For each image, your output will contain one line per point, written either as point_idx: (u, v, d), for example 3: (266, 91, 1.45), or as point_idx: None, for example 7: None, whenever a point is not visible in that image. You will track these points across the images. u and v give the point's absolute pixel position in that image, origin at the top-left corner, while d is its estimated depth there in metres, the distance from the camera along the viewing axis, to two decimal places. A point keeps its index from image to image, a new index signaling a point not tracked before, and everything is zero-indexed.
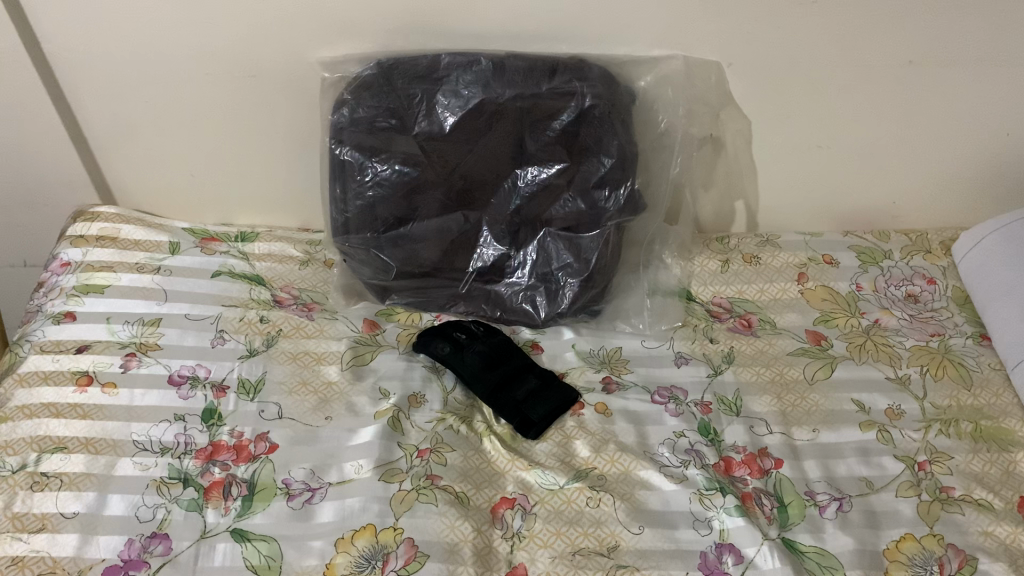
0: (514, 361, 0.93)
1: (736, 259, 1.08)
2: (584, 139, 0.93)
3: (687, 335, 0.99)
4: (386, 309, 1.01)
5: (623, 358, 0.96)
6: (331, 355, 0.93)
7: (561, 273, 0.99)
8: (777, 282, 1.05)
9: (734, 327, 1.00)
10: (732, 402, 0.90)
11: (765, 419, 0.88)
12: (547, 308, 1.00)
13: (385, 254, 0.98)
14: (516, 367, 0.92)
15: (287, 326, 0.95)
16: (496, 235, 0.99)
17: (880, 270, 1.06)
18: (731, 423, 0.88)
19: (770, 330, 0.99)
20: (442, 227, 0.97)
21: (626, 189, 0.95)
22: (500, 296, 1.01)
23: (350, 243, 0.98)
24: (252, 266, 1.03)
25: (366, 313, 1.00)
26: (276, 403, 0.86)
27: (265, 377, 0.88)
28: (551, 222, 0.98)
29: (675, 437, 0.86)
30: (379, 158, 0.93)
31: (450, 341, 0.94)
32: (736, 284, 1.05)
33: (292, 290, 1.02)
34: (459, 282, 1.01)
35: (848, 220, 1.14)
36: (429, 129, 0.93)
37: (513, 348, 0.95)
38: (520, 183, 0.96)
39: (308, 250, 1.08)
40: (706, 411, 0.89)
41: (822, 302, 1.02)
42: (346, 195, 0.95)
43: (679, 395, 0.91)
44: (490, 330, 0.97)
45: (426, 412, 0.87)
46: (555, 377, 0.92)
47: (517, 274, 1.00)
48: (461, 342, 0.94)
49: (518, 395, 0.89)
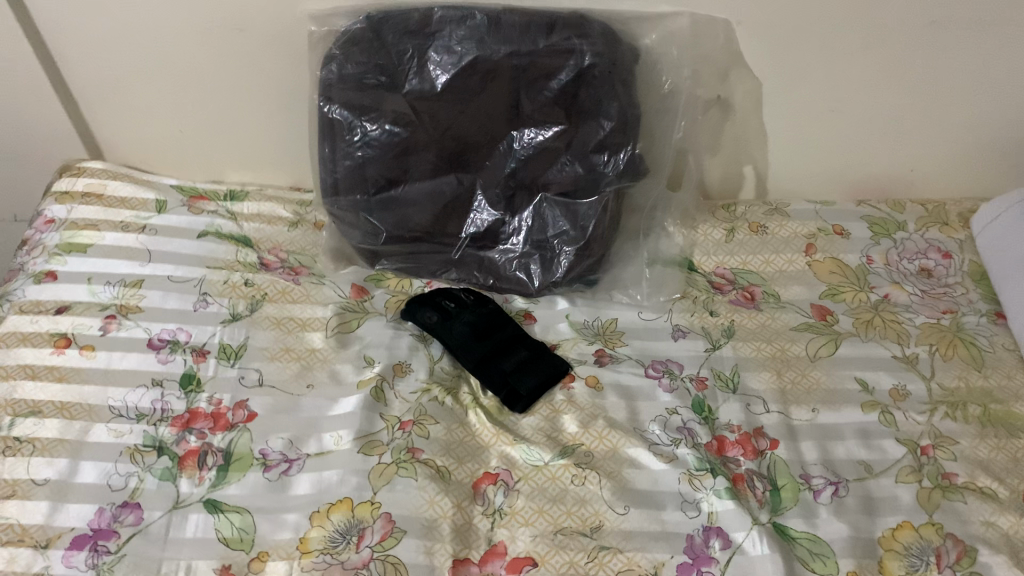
0: (504, 331, 0.89)
1: (743, 227, 1.02)
2: (584, 101, 0.88)
3: (686, 308, 0.94)
4: (375, 273, 0.97)
5: (619, 330, 0.92)
6: (317, 320, 0.89)
7: (556, 240, 0.94)
8: (783, 253, 0.99)
9: (736, 299, 0.95)
10: (729, 377, 0.87)
11: (763, 397, 0.85)
12: (542, 277, 0.95)
13: (374, 217, 0.95)
14: (506, 337, 0.88)
15: (272, 290, 0.92)
16: (491, 199, 0.95)
17: (893, 242, 0.99)
18: (727, 400, 0.85)
19: (774, 303, 0.94)
20: (434, 190, 0.93)
21: (625, 155, 0.90)
22: (494, 263, 0.97)
23: (339, 205, 0.95)
24: (240, 226, 0.99)
25: (355, 278, 0.96)
26: (258, 369, 0.83)
27: (247, 342, 0.86)
28: (548, 187, 0.93)
29: (667, 413, 0.83)
30: (368, 118, 0.90)
31: (439, 310, 0.90)
32: (740, 254, 0.99)
33: (280, 252, 0.97)
34: (452, 247, 0.97)
35: (863, 188, 1.08)
36: (420, 87, 0.88)
37: (504, 315, 0.91)
38: (516, 146, 0.92)
39: (299, 210, 1.03)
40: (701, 387, 0.86)
41: (831, 274, 0.96)
42: (335, 154, 0.92)
43: (674, 369, 0.87)
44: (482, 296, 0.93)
45: (411, 382, 0.84)
46: (548, 347, 0.89)
47: (511, 241, 0.96)
48: (449, 312, 0.90)
49: (507, 366, 0.86)
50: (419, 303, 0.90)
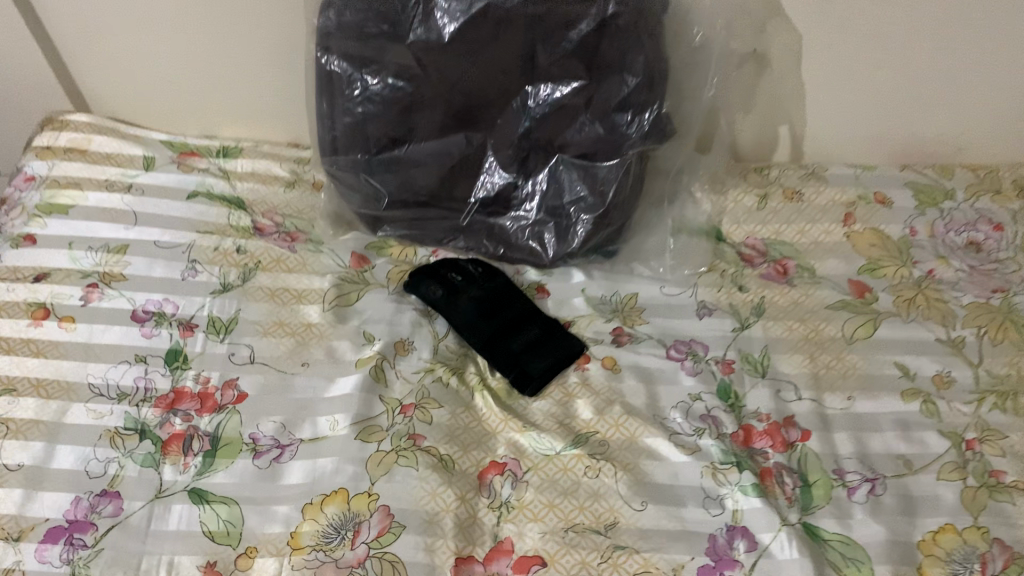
0: (514, 309, 0.83)
1: (776, 193, 0.93)
2: (607, 54, 0.80)
3: (712, 282, 0.87)
4: (378, 241, 0.91)
5: (639, 306, 0.85)
6: (313, 292, 0.83)
7: (572, 207, 0.87)
8: (819, 223, 0.91)
9: (767, 274, 0.88)
10: (758, 361, 0.80)
11: (794, 382, 0.79)
12: (557, 246, 0.88)
13: (376, 179, 0.88)
14: (516, 315, 0.82)
15: (266, 257, 0.85)
16: (503, 161, 0.88)
17: (940, 213, 0.91)
18: (755, 386, 0.78)
19: (808, 278, 0.87)
20: (441, 150, 0.86)
21: (652, 113, 0.82)
22: (505, 231, 0.90)
23: (339, 165, 0.88)
24: (233, 186, 0.92)
25: (356, 245, 0.89)
26: (249, 345, 0.78)
27: (239, 315, 0.80)
28: (566, 148, 0.86)
29: (690, 399, 0.77)
30: (369, 70, 0.82)
31: (445, 285, 0.84)
32: (773, 223, 0.91)
33: (275, 216, 0.91)
34: (461, 213, 0.91)
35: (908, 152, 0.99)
36: (426, 37, 0.80)
37: (515, 288, 0.84)
38: (531, 103, 0.84)
39: (296, 169, 0.96)
40: (727, 371, 0.79)
41: (870, 247, 0.89)
42: (334, 110, 0.85)
43: (698, 351, 0.81)
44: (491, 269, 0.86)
45: (413, 361, 0.78)
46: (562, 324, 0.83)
47: (524, 207, 0.89)
48: (454, 288, 0.84)
49: (516, 347, 0.80)
50: (423, 278, 0.84)
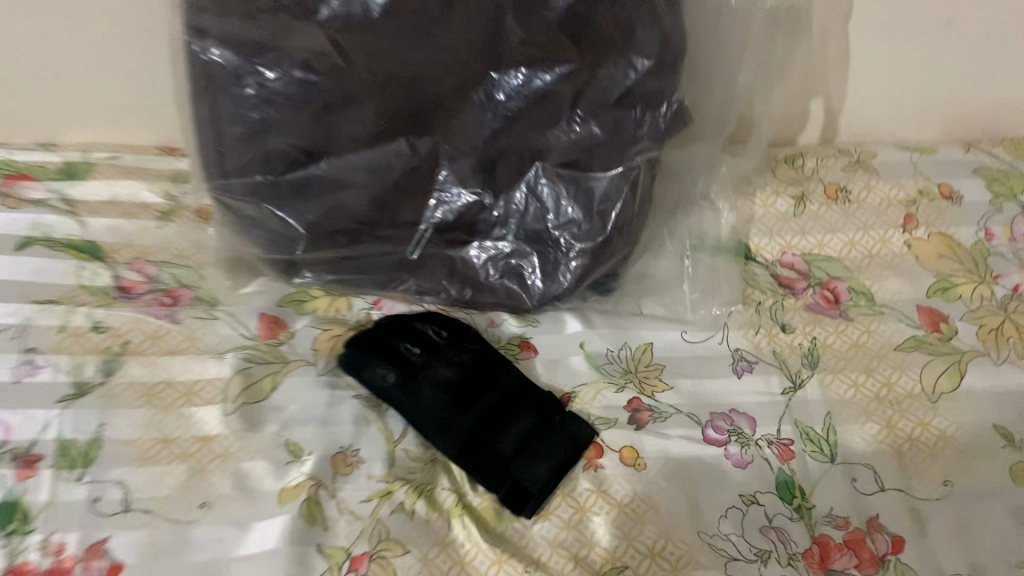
0: (495, 391, 0.61)
1: (816, 192, 0.72)
2: (605, 28, 0.56)
3: (747, 321, 0.66)
4: (295, 293, 0.67)
5: (657, 365, 0.64)
6: (208, 383, 0.59)
7: (560, 233, 0.64)
8: (872, 230, 0.70)
9: (814, 304, 0.68)
10: (822, 437, 0.60)
11: (872, 465, 0.59)
12: (542, 287, 0.66)
13: (286, 209, 0.63)
14: (499, 400, 0.60)
15: (138, 335, 0.60)
16: (463, 175, 0.62)
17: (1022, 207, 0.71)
18: (823, 476, 0.59)
19: (868, 308, 0.67)
20: (375, 164, 0.61)
21: (668, 108, 0.60)
22: (469, 267, 0.66)
23: (233, 191, 0.62)
24: (83, 226, 0.66)
25: (264, 305, 0.65)
26: (122, 483, 0.53)
27: (103, 434, 0.55)
28: (546, 154, 0.62)
29: (743, 505, 0.57)
30: (263, 60, 0.55)
31: (399, 364, 0.61)
32: (813, 233, 0.71)
33: (147, 265, 0.65)
34: (406, 244, 0.66)
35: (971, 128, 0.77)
36: (347, 12, 0.53)
37: (493, 359, 0.62)
38: (500, 96, 0.59)
39: (172, 192, 0.71)
40: (785, 457, 0.59)
41: (939, 259, 0.69)
42: (218, 118, 0.58)
43: (742, 428, 0.61)
44: (458, 331, 0.64)
45: (360, 482, 0.55)
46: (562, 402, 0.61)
47: (495, 236, 0.66)
48: (412, 367, 0.61)
49: (505, 449, 0.58)
50: (366, 356, 0.61)
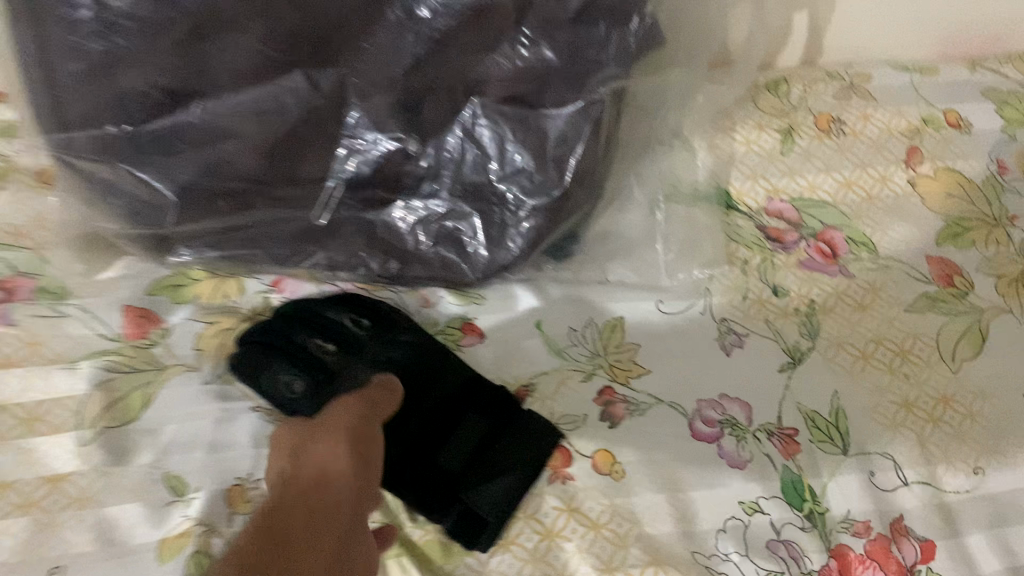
0: (434, 395, 0.49)
1: (806, 124, 0.61)
2: None
3: (733, 284, 0.55)
4: (171, 277, 0.53)
5: (631, 346, 0.53)
6: (58, 404, 0.45)
7: (505, 186, 0.51)
8: (870, 168, 0.60)
9: (811, 260, 0.57)
10: (831, 423, 0.50)
11: (891, 454, 0.49)
12: (486, 255, 0.54)
13: (149, 169, 0.48)
14: (439, 406, 0.49)
15: None
16: (379, 118, 0.49)
17: None
18: (837, 471, 0.49)
19: (872, 262, 0.57)
20: (262, 107, 0.46)
21: (639, 23, 0.48)
22: (393, 232, 0.53)
23: (77, 147, 0.47)
24: None
25: (129, 295, 0.51)
26: None
27: None
28: (483, 87, 0.49)
29: (745, 514, 0.47)
30: None
31: (309, 365, 0.47)
32: (803, 174, 0.59)
33: None
34: (312, 207, 0.52)
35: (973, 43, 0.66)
36: None
37: (429, 351, 0.50)
38: (424, 12, 0.45)
39: None
40: (790, 451, 0.49)
41: (948, 199, 0.59)
42: (47, 51, 0.42)
43: (737, 418, 0.50)
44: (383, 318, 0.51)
45: None
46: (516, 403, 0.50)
47: (425, 192, 0.53)
48: (327, 370, 0.47)
49: (451, 467, 0.47)
50: (267, 355, 0.46)
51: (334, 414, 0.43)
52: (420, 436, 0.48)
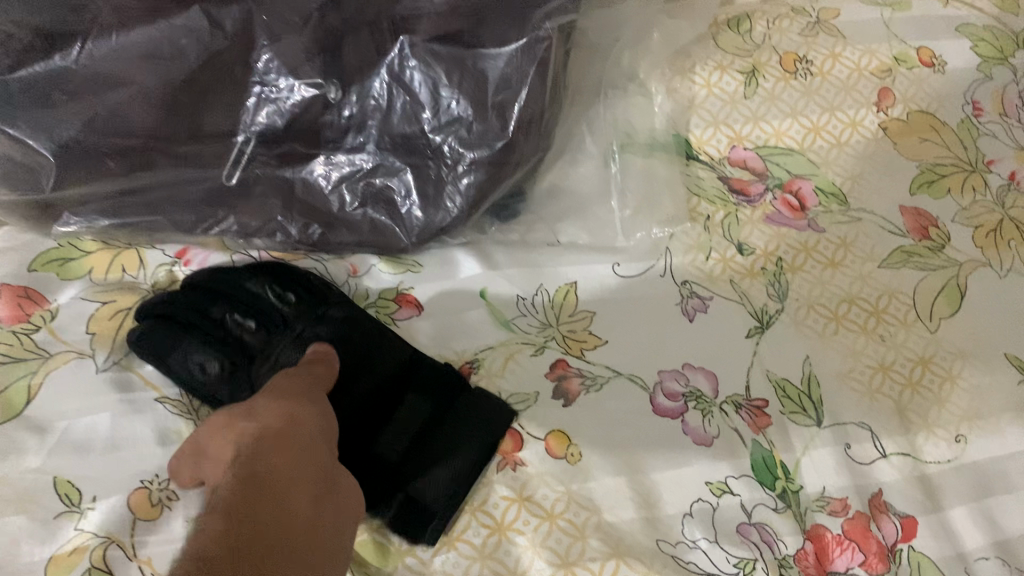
0: (370, 378, 0.44)
1: (771, 64, 0.56)
2: None
3: (694, 243, 0.51)
4: (59, 251, 0.46)
5: (584, 311, 0.48)
6: None
7: (441, 137, 0.46)
8: (840, 111, 0.55)
9: (777, 215, 0.52)
10: (803, 392, 0.46)
11: (868, 424, 0.46)
12: (422, 216, 0.48)
13: (20, 124, 0.41)
14: (377, 386, 0.44)
15: None
16: (293, 63, 0.42)
17: (1013, 72, 0.57)
18: (811, 444, 0.45)
19: (841, 214, 0.52)
20: (154, 50, 0.39)
21: None
22: (317, 193, 0.48)
23: None
24: None
25: (8, 274, 0.44)
26: None
27: None
28: (414, 24, 0.42)
29: (713, 496, 0.43)
30: None
31: (222, 345, 0.43)
32: (768, 119, 0.55)
33: None
34: (222, 165, 0.46)
35: None
36: None
37: (363, 330, 0.45)
38: None
39: None
40: (761, 425, 0.45)
41: (921, 145, 0.54)
42: None
43: (701, 389, 0.46)
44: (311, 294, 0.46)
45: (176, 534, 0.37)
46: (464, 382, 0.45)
47: (349, 146, 0.47)
48: (244, 355, 0.43)
49: (391, 457, 0.43)
50: (176, 336, 0.42)
51: (281, 382, 0.38)
52: (355, 421, 0.43)
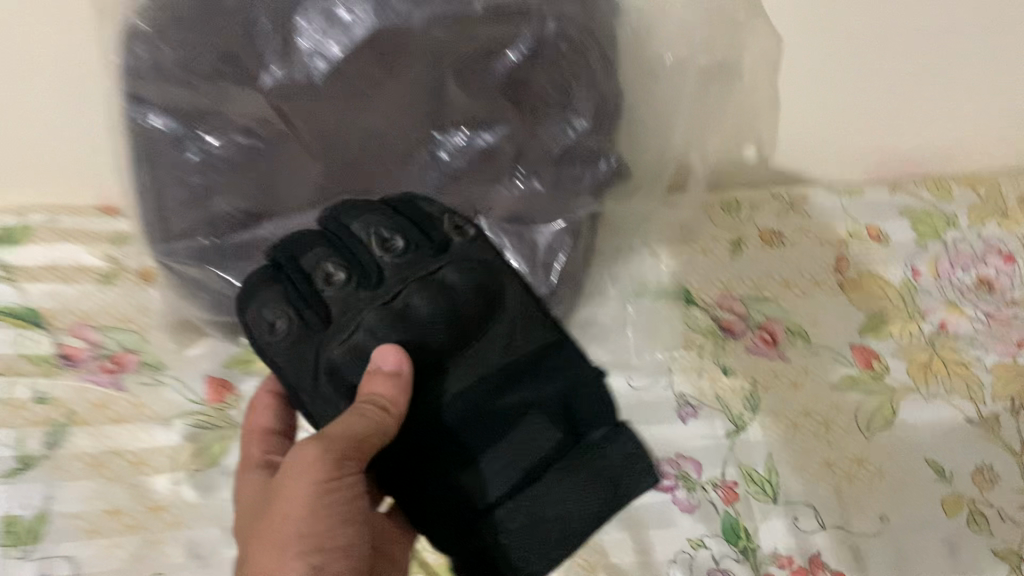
0: (478, 390, 0.47)
1: (752, 236, 0.75)
2: (541, 89, 0.57)
3: (690, 364, 0.68)
4: (244, 352, 0.65)
5: None
6: (157, 451, 0.58)
7: None
8: (807, 272, 0.73)
9: (755, 347, 0.69)
10: (765, 478, 0.62)
11: (813, 503, 0.61)
12: None
13: (228, 271, 0.62)
14: (476, 425, 0.47)
15: (82, 405, 0.59)
16: None
17: (944, 246, 0.75)
18: (768, 516, 0.60)
19: (805, 348, 0.70)
20: None
21: (608, 164, 0.61)
22: None
23: (177, 255, 0.62)
24: (23, 293, 0.64)
25: (211, 366, 0.64)
26: (70, 558, 0.53)
27: (48, 508, 0.55)
28: (489, 210, 0.64)
29: (691, 549, 0.59)
30: (204, 127, 0.56)
31: (301, 310, 0.46)
32: (752, 276, 0.73)
33: (89, 330, 0.64)
34: None
35: (896, 168, 0.80)
36: (287, 79, 0.53)
37: (462, 317, 0.47)
38: (442, 155, 0.61)
39: (112, 254, 0.68)
40: (731, 500, 0.61)
41: (869, 298, 0.72)
42: (161, 182, 0.58)
43: (689, 471, 0.63)
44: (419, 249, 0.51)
45: None
46: (560, 430, 0.49)
47: None
48: (323, 305, 0.46)
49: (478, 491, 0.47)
50: (263, 284, 0.47)
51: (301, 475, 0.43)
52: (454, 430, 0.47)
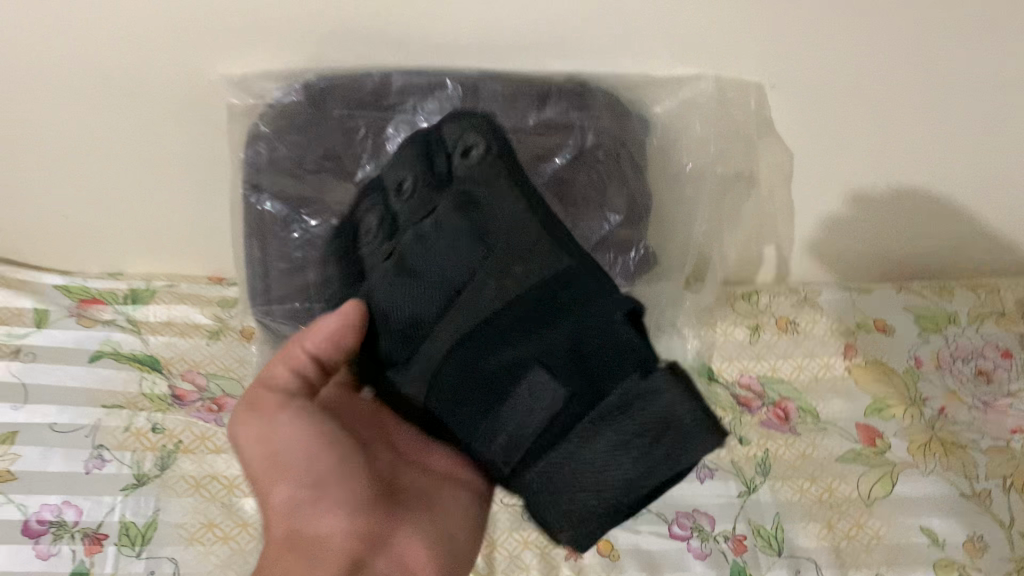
0: (483, 330, 0.47)
1: (768, 324, 0.85)
2: (583, 189, 0.69)
3: None
4: None
5: None
6: None
7: None
8: (817, 356, 0.83)
9: (768, 421, 0.78)
10: (772, 533, 0.70)
11: (815, 558, 0.69)
12: None
13: None
14: (470, 391, 0.48)
15: (188, 436, 0.71)
16: None
17: (945, 340, 0.83)
18: (773, 567, 0.68)
19: (813, 424, 0.78)
20: None
21: (636, 254, 0.73)
22: None
23: (273, 314, 0.73)
24: (145, 342, 0.78)
25: None
26: (172, 558, 0.64)
27: (158, 518, 0.66)
28: None
29: None
30: (307, 211, 0.69)
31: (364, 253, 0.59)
32: (768, 359, 0.83)
33: (198, 376, 0.76)
34: None
35: (904, 270, 0.90)
36: (377, 175, 0.68)
37: (461, 256, 0.48)
38: None
39: (220, 315, 0.82)
40: (740, 550, 0.69)
41: (874, 383, 0.81)
42: (267, 256, 0.70)
43: (703, 524, 0.71)
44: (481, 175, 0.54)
45: None
46: (568, 380, 0.45)
47: None
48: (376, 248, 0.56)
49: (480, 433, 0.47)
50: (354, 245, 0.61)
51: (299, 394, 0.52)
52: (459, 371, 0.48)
